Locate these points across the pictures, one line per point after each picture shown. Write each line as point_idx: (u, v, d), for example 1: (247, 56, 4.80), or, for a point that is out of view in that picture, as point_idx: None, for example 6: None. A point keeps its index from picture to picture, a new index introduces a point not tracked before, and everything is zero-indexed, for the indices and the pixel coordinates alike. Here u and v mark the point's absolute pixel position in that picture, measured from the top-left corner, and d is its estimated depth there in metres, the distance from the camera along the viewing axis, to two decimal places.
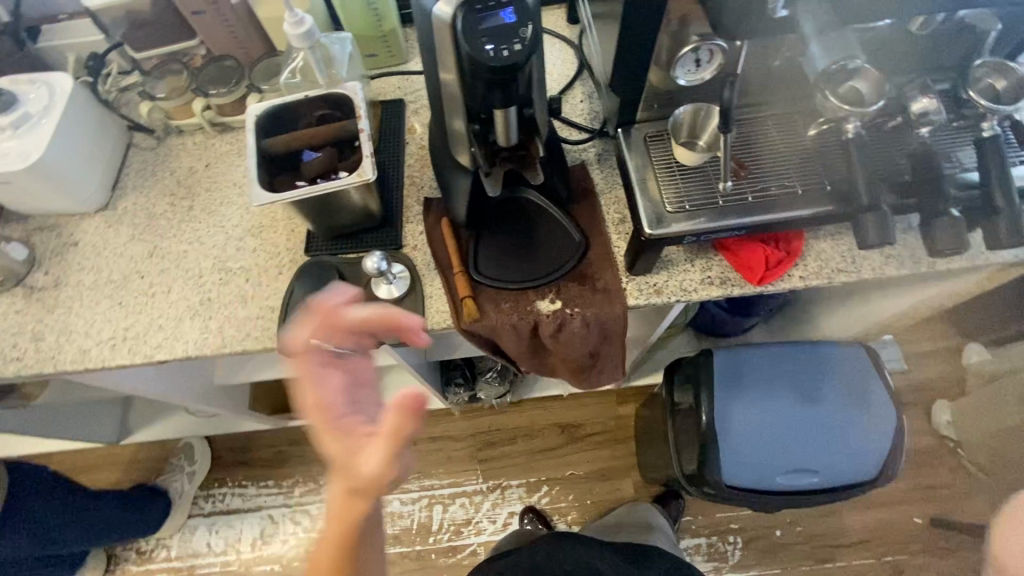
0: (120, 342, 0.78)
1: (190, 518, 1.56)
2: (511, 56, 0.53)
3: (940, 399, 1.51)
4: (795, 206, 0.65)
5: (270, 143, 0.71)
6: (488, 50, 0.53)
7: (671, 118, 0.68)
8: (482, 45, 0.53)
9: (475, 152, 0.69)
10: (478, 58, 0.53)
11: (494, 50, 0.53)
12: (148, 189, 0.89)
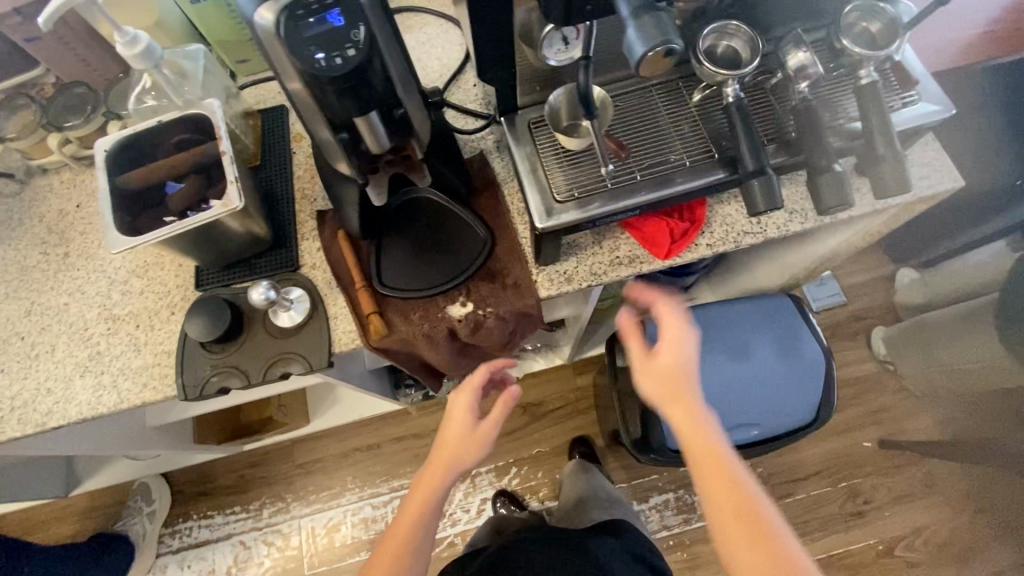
0: (6, 414, 0.72)
1: (158, 558, 1.52)
2: (346, 61, 0.50)
3: (877, 326, 1.57)
4: (684, 180, 0.63)
5: (124, 179, 0.65)
6: (319, 60, 0.49)
7: (548, 104, 0.64)
8: (311, 54, 0.49)
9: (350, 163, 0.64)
10: (310, 71, 0.49)
11: (326, 57, 0.49)
12: (17, 240, 0.82)
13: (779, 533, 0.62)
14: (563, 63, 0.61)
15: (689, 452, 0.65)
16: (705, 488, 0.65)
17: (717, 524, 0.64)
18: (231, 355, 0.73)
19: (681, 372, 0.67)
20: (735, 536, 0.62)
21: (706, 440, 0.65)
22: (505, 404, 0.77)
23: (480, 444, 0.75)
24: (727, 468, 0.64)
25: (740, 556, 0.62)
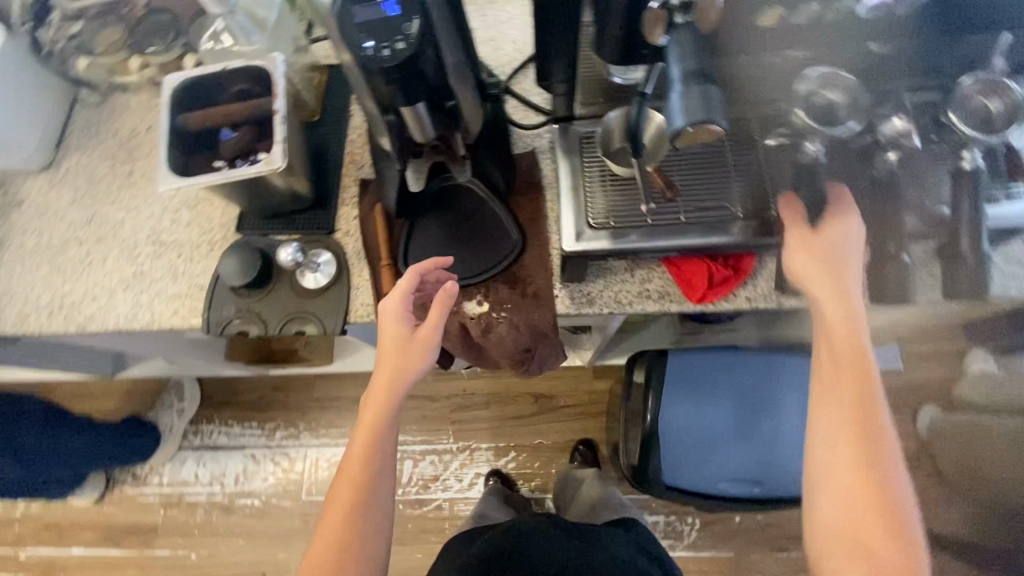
0: (56, 310, 0.79)
1: (179, 451, 1.66)
2: (393, 53, 0.50)
3: (929, 404, 1.45)
4: (730, 231, 0.59)
5: (184, 119, 0.68)
6: (369, 48, 0.51)
7: (603, 124, 0.59)
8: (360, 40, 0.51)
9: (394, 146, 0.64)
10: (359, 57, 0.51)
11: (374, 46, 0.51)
12: (92, 150, 0.87)
13: (897, 502, 0.55)
14: (627, 82, 0.59)
15: (829, 380, 0.58)
16: (832, 433, 0.57)
17: (824, 475, 0.58)
18: (255, 302, 0.76)
19: (856, 338, 0.57)
20: (846, 492, 0.56)
21: (858, 398, 0.57)
22: (444, 305, 0.66)
23: (423, 351, 0.67)
24: (870, 427, 0.57)
25: (842, 513, 0.56)
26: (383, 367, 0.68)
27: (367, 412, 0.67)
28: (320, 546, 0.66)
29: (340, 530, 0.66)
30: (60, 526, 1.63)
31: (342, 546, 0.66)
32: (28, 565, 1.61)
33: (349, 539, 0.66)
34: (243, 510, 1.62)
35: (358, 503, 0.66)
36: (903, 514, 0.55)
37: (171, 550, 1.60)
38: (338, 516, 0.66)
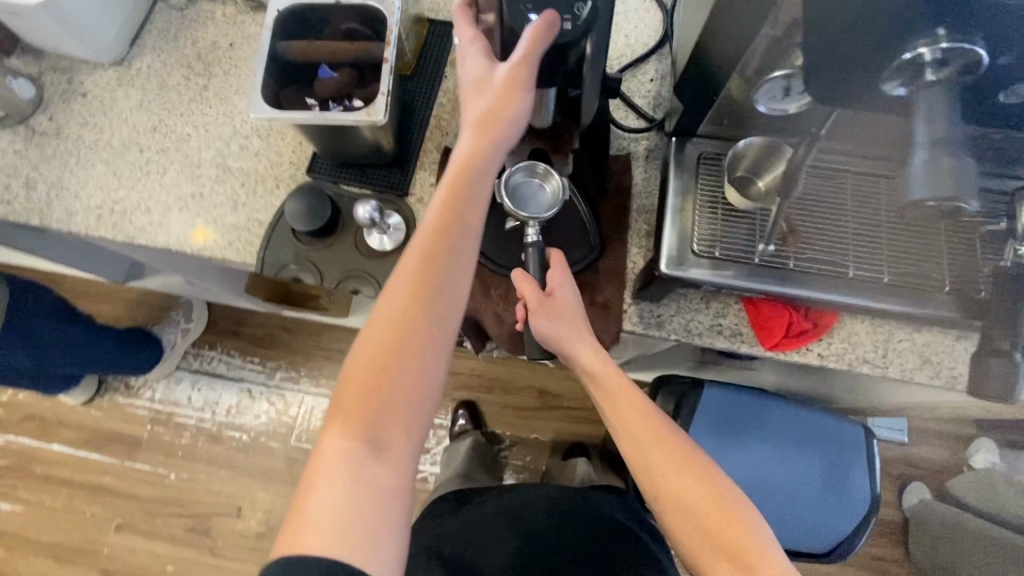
0: (106, 215, 0.76)
1: (176, 371, 1.64)
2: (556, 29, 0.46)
3: (924, 481, 1.46)
4: (836, 290, 0.56)
5: (285, 47, 0.63)
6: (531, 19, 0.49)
7: (733, 147, 0.58)
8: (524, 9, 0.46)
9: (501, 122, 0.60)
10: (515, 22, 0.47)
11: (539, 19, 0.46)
12: (168, 55, 0.83)
13: (735, 503, 0.64)
14: (771, 112, 0.54)
15: (626, 426, 0.69)
16: (659, 468, 0.66)
17: (672, 507, 0.65)
18: (314, 251, 0.73)
19: (624, 381, 0.69)
20: (700, 514, 0.63)
21: (657, 436, 0.67)
22: (545, 36, 0.48)
23: (513, 98, 0.53)
24: (681, 447, 0.67)
25: (699, 528, 0.63)
26: (461, 142, 0.56)
27: (432, 203, 0.56)
28: (362, 368, 0.55)
29: (387, 344, 0.55)
30: (45, 420, 1.62)
31: (390, 358, 0.55)
32: (7, 451, 1.60)
33: (405, 346, 0.55)
34: (229, 441, 1.61)
35: (417, 312, 0.55)
36: (735, 504, 0.64)
37: (151, 466, 1.59)
38: (389, 328, 0.55)
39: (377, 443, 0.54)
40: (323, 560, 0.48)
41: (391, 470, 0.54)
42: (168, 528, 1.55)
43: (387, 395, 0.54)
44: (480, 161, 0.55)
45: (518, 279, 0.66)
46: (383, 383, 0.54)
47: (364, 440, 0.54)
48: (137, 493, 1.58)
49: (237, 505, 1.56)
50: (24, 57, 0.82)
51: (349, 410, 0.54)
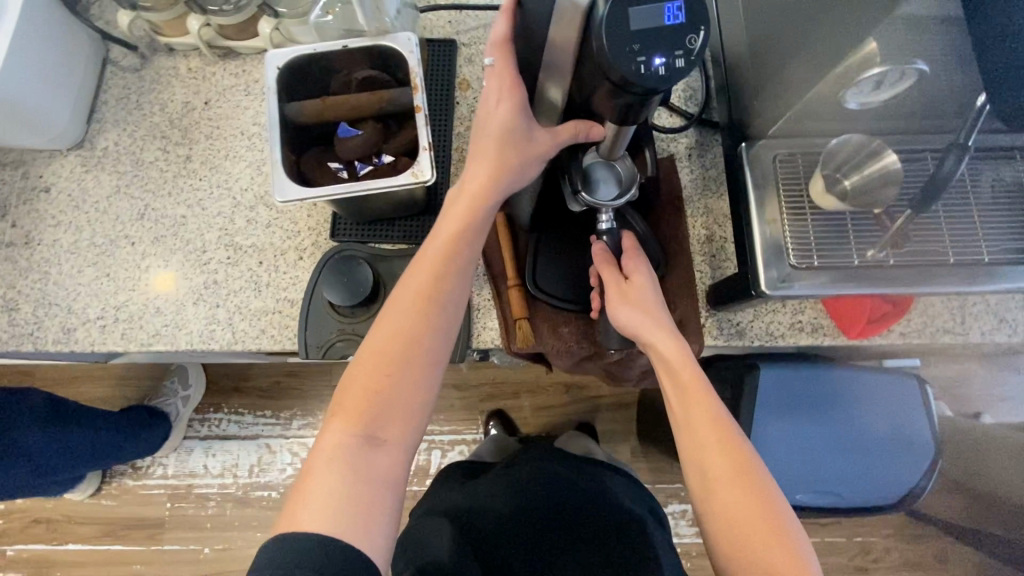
0: (110, 324, 0.67)
1: (185, 441, 1.50)
2: (670, 74, 0.38)
3: None
4: (944, 278, 0.53)
5: (297, 110, 0.56)
6: (639, 64, 0.37)
7: (830, 143, 0.55)
8: (632, 56, 0.37)
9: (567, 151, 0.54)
10: (622, 70, 0.37)
11: (653, 66, 0.37)
12: (134, 126, 0.72)
13: (794, 539, 0.53)
14: (862, 104, 0.51)
15: (684, 431, 0.58)
16: (705, 479, 0.56)
17: (721, 526, 0.54)
18: (360, 323, 0.66)
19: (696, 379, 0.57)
20: (748, 542, 0.53)
21: (723, 445, 0.56)
22: (574, 134, 0.50)
23: (526, 160, 0.52)
24: (747, 468, 0.55)
25: (747, 556, 0.53)
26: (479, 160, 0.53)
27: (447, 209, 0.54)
28: (366, 362, 0.51)
29: (390, 343, 0.51)
30: (52, 521, 1.48)
31: (394, 357, 0.51)
32: (18, 562, 1.46)
33: (409, 345, 0.51)
34: (261, 501, 1.48)
35: (422, 313, 0.52)
36: (794, 539, 0.53)
37: (182, 544, 1.47)
38: (397, 326, 0.52)
39: (374, 439, 0.50)
40: (312, 540, 0.44)
41: (384, 473, 0.49)
42: None
43: (389, 392, 0.51)
44: (487, 184, 0.53)
45: (597, 257, 0.61)
46: (386, 380, 0.51)
47: (360, 435, 0.49)
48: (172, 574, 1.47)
49: None
50: None
51: (351, 406, 0.50)
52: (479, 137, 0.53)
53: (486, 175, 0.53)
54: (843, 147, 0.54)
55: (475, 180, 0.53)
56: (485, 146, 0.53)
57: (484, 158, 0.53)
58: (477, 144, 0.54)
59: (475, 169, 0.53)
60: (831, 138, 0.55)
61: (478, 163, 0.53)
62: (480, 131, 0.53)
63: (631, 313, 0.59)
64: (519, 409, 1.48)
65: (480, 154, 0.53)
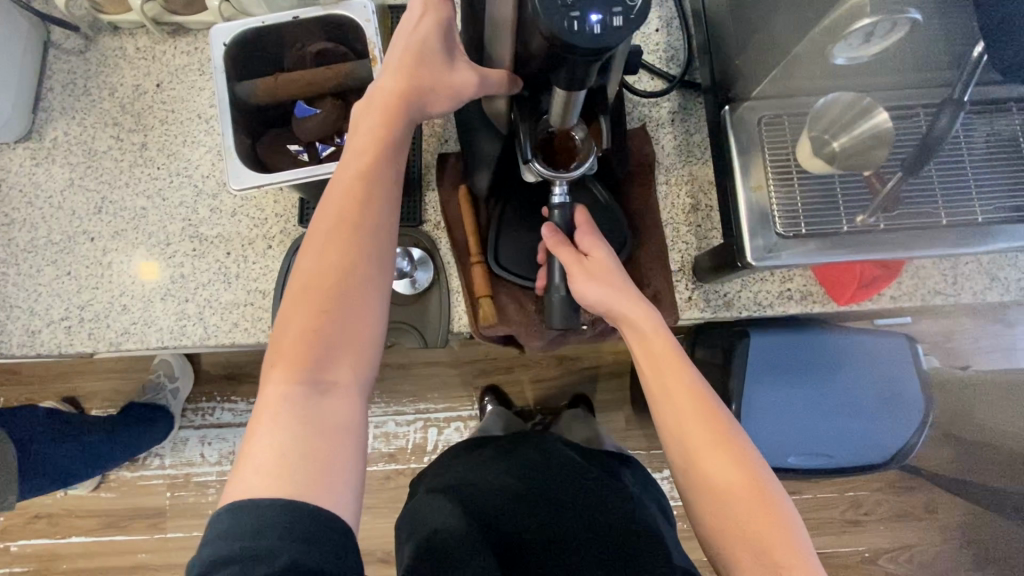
0: (75, 325, 0.64)
1: (179, 430, 1.47)
2: (606, 32, 0.35)
3: None
4: (939, 240, 0.51)
5: (248, 90, 0.52)
6: (573, 21, 0.35)
7: (815, 105, 0.52)
8: (565, 11, 0.35)
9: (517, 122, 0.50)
10: (554, 29, 0.35)
11: (588, 24, 0.35)
12: (83, 114, 0.68)
13: (774, 493, 0.52)
14: (849, 60, 0.48)
15: (659, 396, 0.55)
16: (684, 442, 0.54)
17: (702, 488, 0.53)
18: None
19: (672, 351, 0.56)
20: (727, 500, 0.52)
21: (699, 405, 0.54)
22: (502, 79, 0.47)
23: (445, 87, 0.48)
24: (722, 426, 0.54)
25: (726, 517, 0.52)
26: (394, 73, 0.48)
27: (367, 125, 0.47)
28: (299, 299, 0.45)
29: (323, 278, 0.45)
30: (54, 515, 1.47)
31: (330, 294, 0.44)
32: (25, 555, 1.47)
33: (344, 278, 0.45)
34: None
35: (357, 241, 0.45)
36: (773, 493, 0.52)
37: (185, 532, 1.46)
38: (330, 261, 0.45)
39: (322, 385, 0.44)
40: (269, 505, 0.39)
41: (335, 421, 0.44)
42: None
43: (330, 333, 0.44)
44: (408, 103, 0.48)
45: (546, 236, 0.58)
46: (323, 320, 0.44)
47: (306, 383, 0.43)
48: (177, 561, 1.47)
49: None
50: None
51: (290, 355, 0.44)
52: (397, 49, 0.48)
53: (399, 90, 0.47)
54: (830, 107, 0.51)
55: (384, 95, 0.48)
56: (400, 59, 0.48)
57: (400, 72, 0.48)
58: (395, 57, 0.48)
59: (389, 83, 0.48)
60: (813, 98, 0.53)
61: (391, 76, 0.48)
62: (401, 43, 0.48)
63: (595, 287, 0.56)
64: (513, 383, 1.46)
65: (393, 67, 0.48)
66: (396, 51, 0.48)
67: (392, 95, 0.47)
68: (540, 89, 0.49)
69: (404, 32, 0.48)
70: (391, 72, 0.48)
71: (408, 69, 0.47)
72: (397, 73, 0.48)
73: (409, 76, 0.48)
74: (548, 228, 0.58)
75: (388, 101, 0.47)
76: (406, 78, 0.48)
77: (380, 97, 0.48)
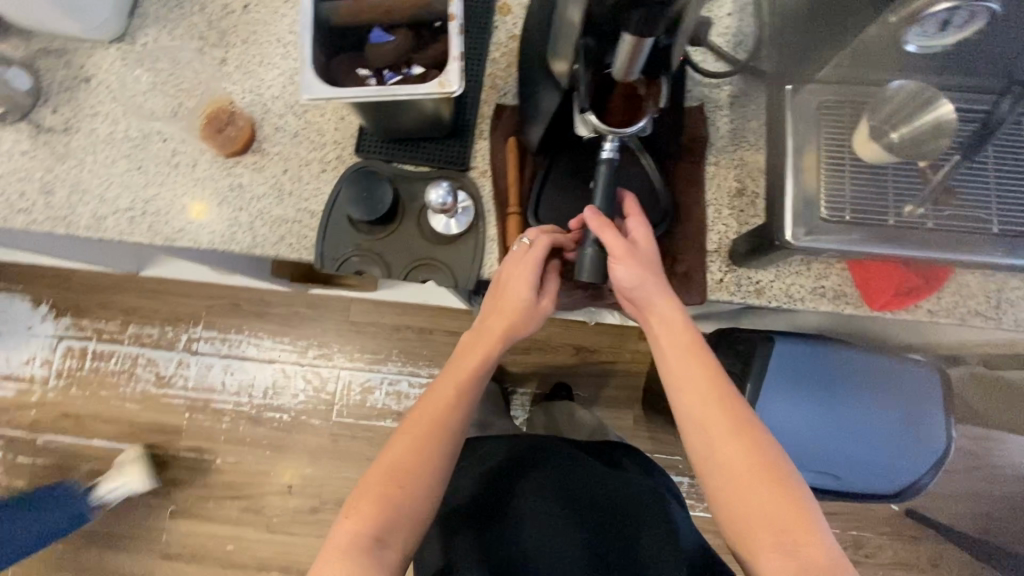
0: (138, 217, 0.69)
1: (205, 356, 1.51)
2: None
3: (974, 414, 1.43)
4: (983, 246, 0.50)
5: (329, 10, 0.55)
6: None
7: (884, 88, 0.52)
8: None
9: (577, 72, 0.51)
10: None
11: None
12: (173, 25, 0.72)
13: (791, 478, 0.55)
14: (920, 49, 0.48)
15: (680, 386, 0.58)
16: (703, 430, 0.57)
17: (722, 479, 0.56)
18: (376, 241, 0.67)
19: (692, 337, 0.59)
20: (747, 491, 0.54)
21: (719, 395, 0.57)
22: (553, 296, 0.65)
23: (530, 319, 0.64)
24: (739, 414, 0.57)
25: (750, 506, 0.54)
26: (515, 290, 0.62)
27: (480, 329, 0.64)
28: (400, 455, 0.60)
29: (407, 455, 0.59)
30: (81, 416, 1.51)
31: (412, 461, 0.59)
32: (48, 450, 1.50)
33: (419, 474, 0.59)
34: (271, 422, 1.49)
35: (435, 431, 0.61)
36: (791, 479, 0.54)
37: (197, 452, 1.49)
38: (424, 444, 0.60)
39: (382, 540, 0.56)
40: None
41: (415, 528, 0.58)
42: (222, 510, 1.47)
43: (401, 495, 0.58)
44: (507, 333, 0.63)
45: (594, 216, 0.57)
46: (399, 492, 0.58)
47: (373, 533, 0.56)
48: (186, 479, 1.49)
49: (286, 482, 1.47)
50: (11, 38, 0.72)
51: (365, 506, 0.57)
52: (524, 259, 0.61)
53: (513, 294, 0.62)
54: (897, 95, 0.51)
55: (517, 286, 0.61)
56: (521, 280, 0.61)
57: (520, 287, 0.61)
58: (519, 270, 0.61)
59: (525, 278, 0.61)
60: (882, 84, 0.52)
61: (523, 280, 0.61)
62: (526, 264, 0.60)
63: (633, 271, 0.58)
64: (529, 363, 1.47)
65: (528, 275, 0.61)
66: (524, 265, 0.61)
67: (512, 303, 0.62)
68: (608, 42, 0.50)
69: (518, 266, 0.61)
70: (515, 276, 0.61)
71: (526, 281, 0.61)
72: (524, 282, 0.61)
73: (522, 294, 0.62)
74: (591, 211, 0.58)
75: (512, 302, 0.62)
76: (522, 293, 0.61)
77: (507, 290, 0.62)
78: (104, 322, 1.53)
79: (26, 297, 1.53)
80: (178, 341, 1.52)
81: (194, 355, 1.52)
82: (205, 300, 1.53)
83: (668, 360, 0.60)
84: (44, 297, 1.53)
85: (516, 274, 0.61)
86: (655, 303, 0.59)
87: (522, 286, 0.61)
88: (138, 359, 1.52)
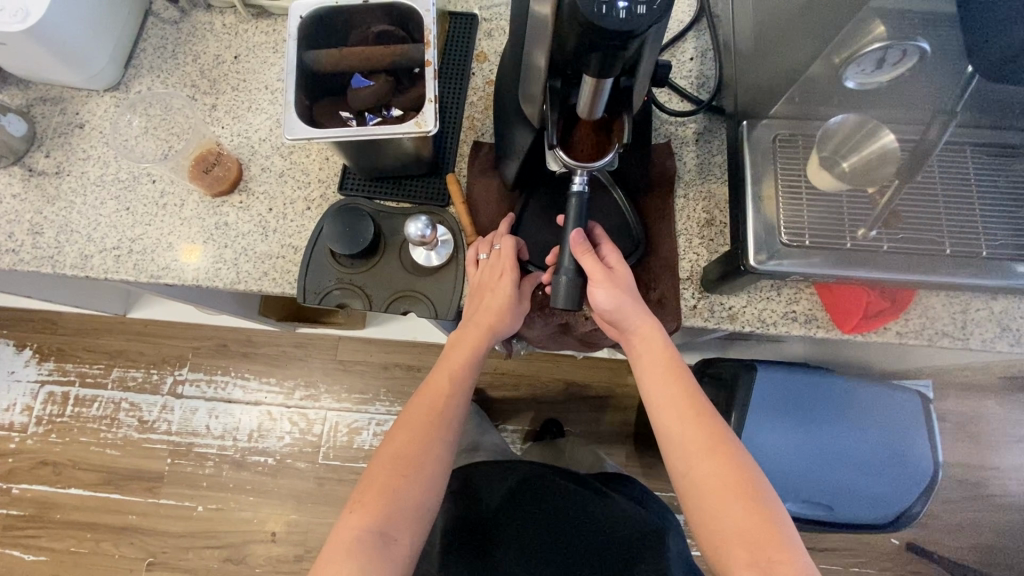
0: (124, 255, 0.70)
1: (189, 400, 1.49)
2: (630, 18, 0.42)
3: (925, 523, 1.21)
4: (939, 269, 0.53)
5: (314, 59, 0.58)
6: (603, 10, 0.42)
7: (823, 125, 0.57)
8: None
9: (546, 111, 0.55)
10: (586, 12, 0.42)
11: (616, 8, 0.42)
12: (167, 74, 0.76)
13: (768, 496, 0.54)
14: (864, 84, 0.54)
15: (661, 403, 0.59)
16: (682, 445, 0.57)
17: (698, 495, 0.56)
18: (358, 275, 0.68)
19: (670, 355, 0.60)
20: (722, 506, 0.54)
21: (695, 411, 0.58)
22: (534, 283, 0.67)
23: (512, 317, 0.65)
24: (719, 433, 0.57)
25: (727, 524, 0.54)
26: (498, 289, 0.63)
27: (466, 329, 0.65)
28: (393, 456, 0.58)
29: (408, 445, 0.59)
30: (59, 464, 1.46)
31: (414, 450, 0.59)
32: (24, 500, 1.45)
33: (416, 474, 0.58)
34: (256, 466, 1.46)
35: (434, 423, 0.61)
36: (767, 499, 0.54)
37: (177, 500, 1.44)
38: (414, 445, 0.59)
39: (389, 535, 0.55)
40: None
41: (419, 521, 0.57)
42: (201, 561, 1.41)
43: (406, 487, 0.57)
44: (489, 332, 0.64)
45: (576, 241, 0.59)
46: (403, 481, 0.57)
47: (378, 527, 0.55)
48: (167, 529, 1.43)
49: (270, 530, 1.42)
50: (10, 88, 0.75)
51: (369, 499, 0.56)
52: (505, 255, 0.63)
53: (494, 292, 0.64)
54: (840, 128, 0.57)
55: (497, 282, 0.63)
56: (501, 277, 0.63)
57: (500, 284, 0.63)
58: (498, 267, 0.64)
59: (505, 274, 0.63)
60: (828, 119, 0.57)
61: (503, 278, 0.63)
62: (507, 261, 0.63)
63: (611, 295, 0.60)
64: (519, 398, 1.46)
65: (509, 272, 0.63)
66: (504, 261, 0.63)
67: (497, 301, 0.63)
68: (572, 83, 0.53)
69: (499, 265, 0.64)
70: (494, 275, 0.64)
71: (504, 276, 0.63)
72: (503, 280, 0.63)
73: (501, 292, 0.63)
74: (577, 234, 0.59)
75: (496, 299, 0.63)
76: (501, 291, 0.63)
77: (489, 288, 0.64)
78: (88, 366, 1.51)
79: (9, 342, 1.52)
80: (163, 385, 1.50)
81: (178, 399, 1.50)
82: (191, 342, 1.52)
83: (646, 378, 0.61)
84: (28, 342, 1.52)
85: (497, 272, 0.64)
86: (631, 320, 0.61)
87: (503, 284, 0.63)
88: (120, 404, 1.50)
